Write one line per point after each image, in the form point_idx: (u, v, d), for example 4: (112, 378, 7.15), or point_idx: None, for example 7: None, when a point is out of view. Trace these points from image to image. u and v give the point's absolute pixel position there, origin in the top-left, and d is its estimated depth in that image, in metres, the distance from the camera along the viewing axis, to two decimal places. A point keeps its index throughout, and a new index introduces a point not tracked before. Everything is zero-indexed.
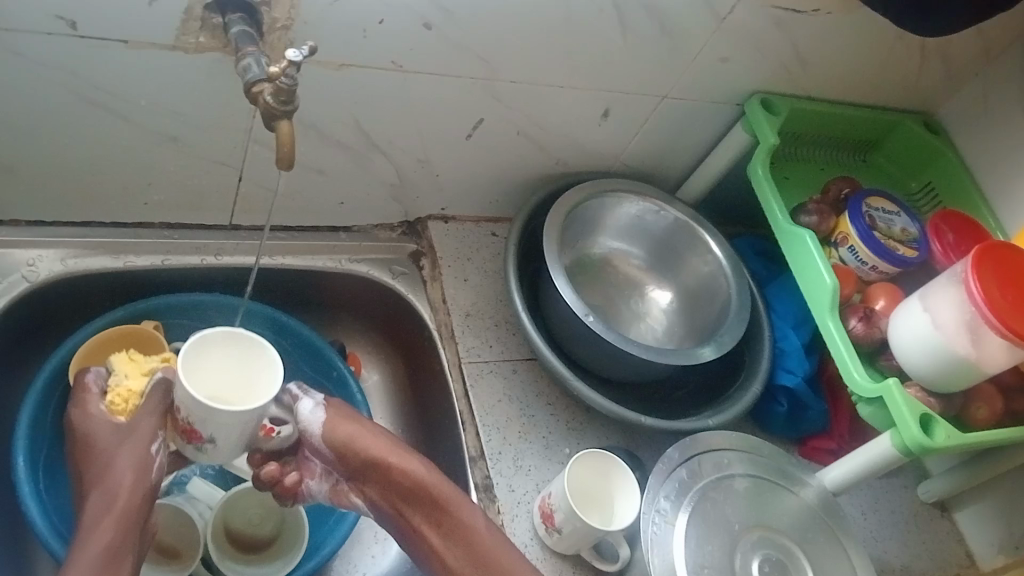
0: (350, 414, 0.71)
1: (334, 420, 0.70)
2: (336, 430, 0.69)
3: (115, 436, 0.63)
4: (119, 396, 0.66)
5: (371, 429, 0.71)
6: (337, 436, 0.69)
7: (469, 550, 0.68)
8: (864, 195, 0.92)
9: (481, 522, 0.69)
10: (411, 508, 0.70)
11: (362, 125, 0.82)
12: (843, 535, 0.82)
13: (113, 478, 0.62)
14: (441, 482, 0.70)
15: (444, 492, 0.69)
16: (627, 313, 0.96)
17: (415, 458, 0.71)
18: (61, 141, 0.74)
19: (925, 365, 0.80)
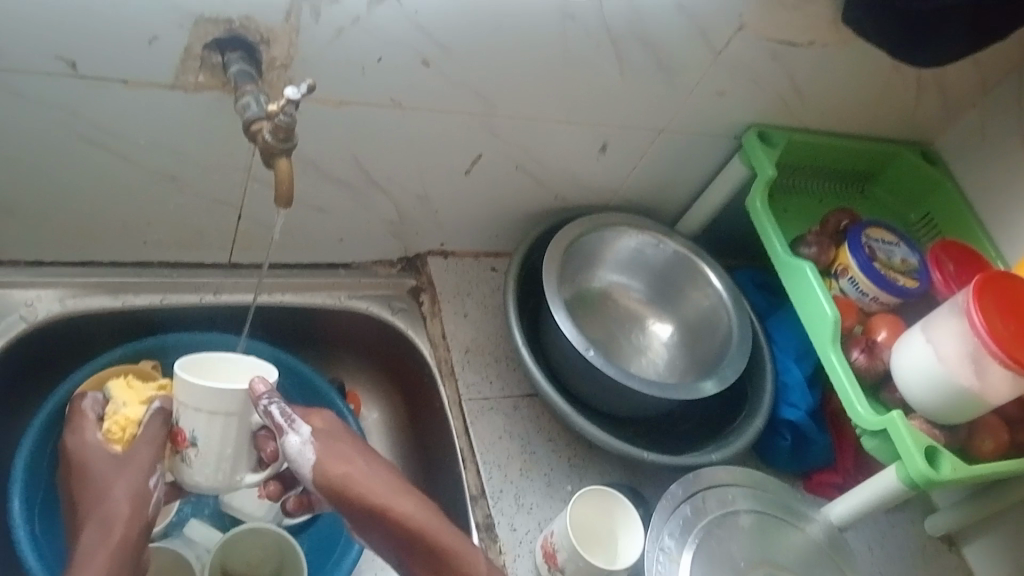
0: (346, 448, 0.65)
1: (327, 458, 0.63)
2: (330, 470, 0.63)
3: (112, 468, 0.64)
4: (117, 425, 0.67)
5: (369, 464, 0.65)
6: (331, 475, 0.63)
7: None
8: (863, 226, 0.93)
9: (485, 570, 0.64)
10: (410, 556, 0.64)
11: (361, 161, 0.82)
12: (850, 572, 0.80)
13: (110, 509, 0.61)
14: (440, 528, 0.64)
15: (444, 542, 0.63)
16: (628, 347, 0.96)
17: (411, 499, 0.64)
18: (61, 180, 0.75)
19: (929, 397, 0.79)
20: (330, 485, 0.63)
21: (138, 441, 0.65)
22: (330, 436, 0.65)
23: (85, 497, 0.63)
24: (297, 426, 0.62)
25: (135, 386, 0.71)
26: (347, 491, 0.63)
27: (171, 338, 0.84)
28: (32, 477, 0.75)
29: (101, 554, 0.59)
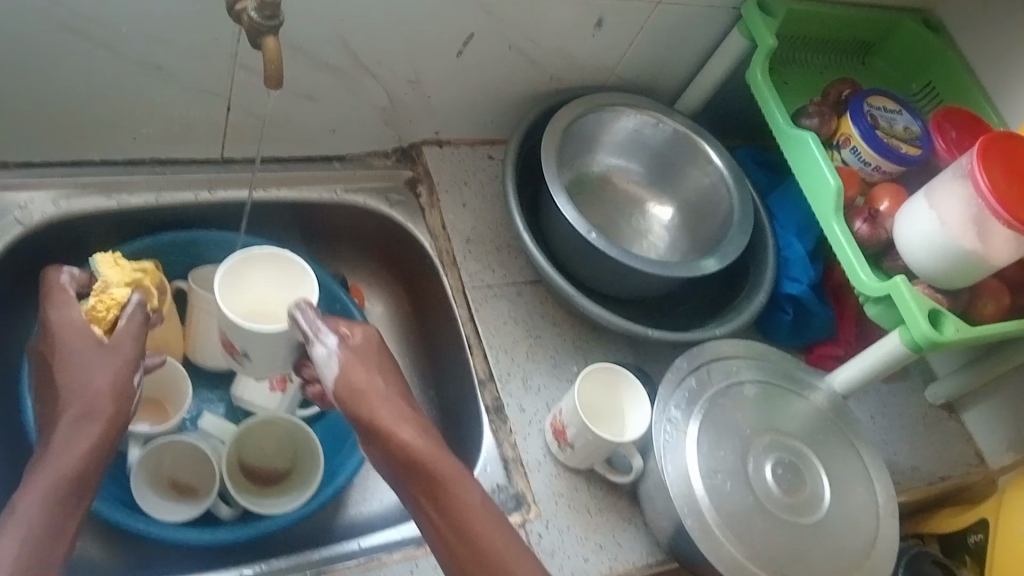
0: (370, 364, 0.66)
1: (349, 368, 0.65)
2: (348, 378, 0.65)
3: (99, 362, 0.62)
4: (103, 302, 0.66)
5: (390, 391, 0.66)
6: (349, 383, 0.64)
7: (464, 531, 0.60)
8: (864, 95, 0.91)
9: (479, 501, 0.61)
10: (404, 481, 0.63)
11: (350, 45, 0.80)
12: (853, 436, 0.82)
13: (92, 406, 0.60)
14: (437, 454, 0.62)
15: (441, 468, 0.62)
16: (629, 230, 0.96)
17: (409, 425, 0.63)
18: (44, 75, 0.72)
19: (932, 263, 0.79)
20: (344, 391, 0.64)
21: (126, 335, 0.64)
22: (357, 352, 0.66)
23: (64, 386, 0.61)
24: (324, 337, 0.64)
25: (121, 265, 0.70)
26: (357, 403, 0.64)
27: (170, 237, 0.83)
28: None
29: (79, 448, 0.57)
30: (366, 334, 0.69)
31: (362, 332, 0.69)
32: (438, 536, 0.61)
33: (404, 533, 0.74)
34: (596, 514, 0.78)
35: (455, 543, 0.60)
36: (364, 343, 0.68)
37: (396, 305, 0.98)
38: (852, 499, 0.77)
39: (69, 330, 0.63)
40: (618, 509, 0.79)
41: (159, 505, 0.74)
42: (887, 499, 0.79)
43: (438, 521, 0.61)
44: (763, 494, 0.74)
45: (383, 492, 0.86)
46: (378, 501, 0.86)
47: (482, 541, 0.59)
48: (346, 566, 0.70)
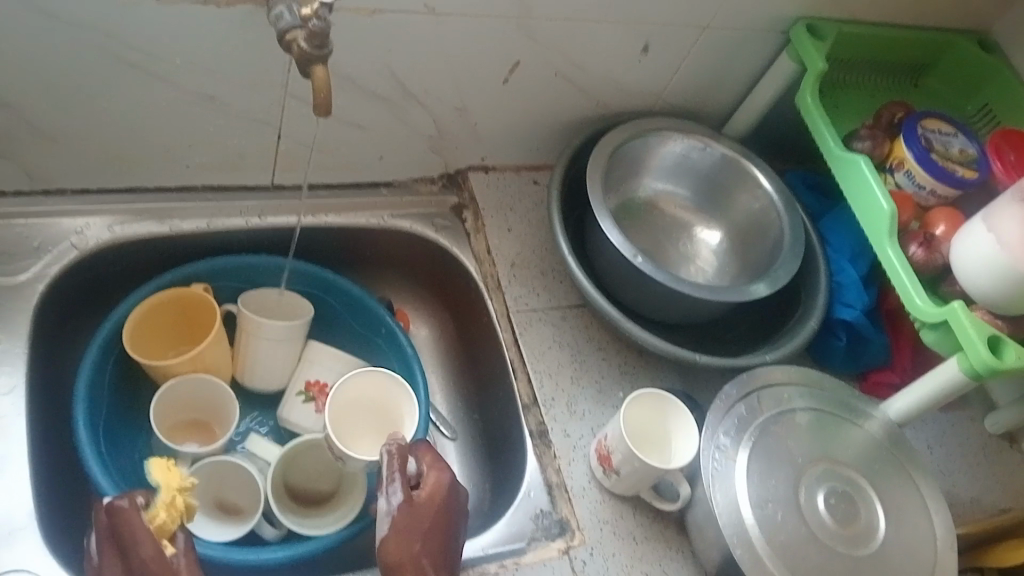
0: (425, 528, 0.63)
1: (400, 533, 0.62)
2: (397, 544, 0.61)
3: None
4: (165, 514, 0.62)
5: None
6: (394, 551, 0.61)
7: None
8: (918, 117, 0.89)
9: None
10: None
11: (397, 74, 0.81)
12: (911, 466, 0.79)
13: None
14: None
15: None
16: (676, 255, 0.95)
17: None
18: (102, 105, 0.75)
19: (991, 288, 0.76)
20: (389, 558, 0.61)
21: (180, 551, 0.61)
22: (418, 511, 0.64)
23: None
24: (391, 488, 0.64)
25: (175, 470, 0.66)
26: None
27: (221, 262, 0.85)
28: (96, 397, 0.77)
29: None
30: (438, 486, 0.66)
31: (434, 480, 0.66)
32: None
33: None
34: (642, 543, 0.77)
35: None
36: (431, 500, 0.65)
37: (441, 330, 0.99)
38: (910, 532, 0.75)
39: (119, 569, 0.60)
40: (665, 538, 0.78)
41: (206, 525, 0.75)
42: (946, 532, 0.76)
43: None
44: (816, 524, 0.72)
45: None
46: None
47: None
48: None
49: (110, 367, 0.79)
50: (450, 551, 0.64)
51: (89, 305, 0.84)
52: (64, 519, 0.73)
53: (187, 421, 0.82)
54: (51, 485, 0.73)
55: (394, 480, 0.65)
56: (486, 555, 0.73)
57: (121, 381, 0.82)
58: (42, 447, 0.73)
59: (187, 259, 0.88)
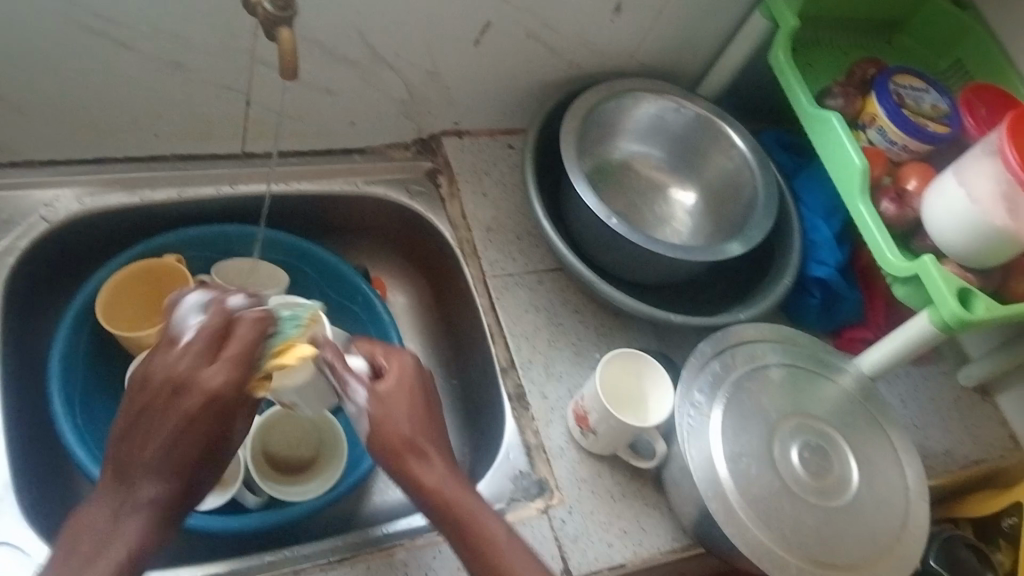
0: (410, 406, 0.64)
1: (387, 421, 0.63)
2: (392, 430, 0.63)
3: (183, 413, 0.56)
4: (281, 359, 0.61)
5: (430, 447, 0.64)
6: (390, 437, 0.63)
7: None
8: (891, 74, 0.89)
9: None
10: (439, 520, 0.62)
11: (366, 37, 0.80)
12: (883, 419, 0.80)
13: (171, 463, 0.56)
14: (461, 494, 0.62)
15: (468, 508, 0.62)
16: (652, 217, 0.95)
17: (431, 462, 0.63)
18: (66, 75, 0.74)
19: (962, 242, 0.77)
20: (389, 443, 0.63)
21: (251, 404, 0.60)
22: (393, 396, 0.64)
23: (144, 430, 0.56)
24: (353, 392, 0.64)
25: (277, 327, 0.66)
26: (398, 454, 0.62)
27: (194, 232, 0.85)
28: (70, 369, 0.77)
29: (130, 546, 0.54)
30: (404, 371, 0.66)
31: (397, 366, 0.66)
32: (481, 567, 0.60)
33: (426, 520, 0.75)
34: (620, 501, 0.78)
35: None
36: (400, 383, 0.65)
37: (419, 296, 0.99)
38: (882, 482, 0.76)
39: (176, 370, 0.56)
40: (643, 496, 0.79)
41: None
42: (917, 482, 0.78)
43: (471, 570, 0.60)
44: (789, 477, 0.73)
45: None
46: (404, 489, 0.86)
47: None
48: (372, 552, 0.71)
49: (84, 340, 0.79)
50: (437, 425, 0.65)
51: (62, 277, 0.84)
52: (42, 490, 0.73)
53: None
54: (26, 456, 0.73)
55: (352, 378, 0.65)
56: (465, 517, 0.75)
57: (97, 353, 0.82)
58: (17, 419, 0.73)
59: (160, 229, 0.88)
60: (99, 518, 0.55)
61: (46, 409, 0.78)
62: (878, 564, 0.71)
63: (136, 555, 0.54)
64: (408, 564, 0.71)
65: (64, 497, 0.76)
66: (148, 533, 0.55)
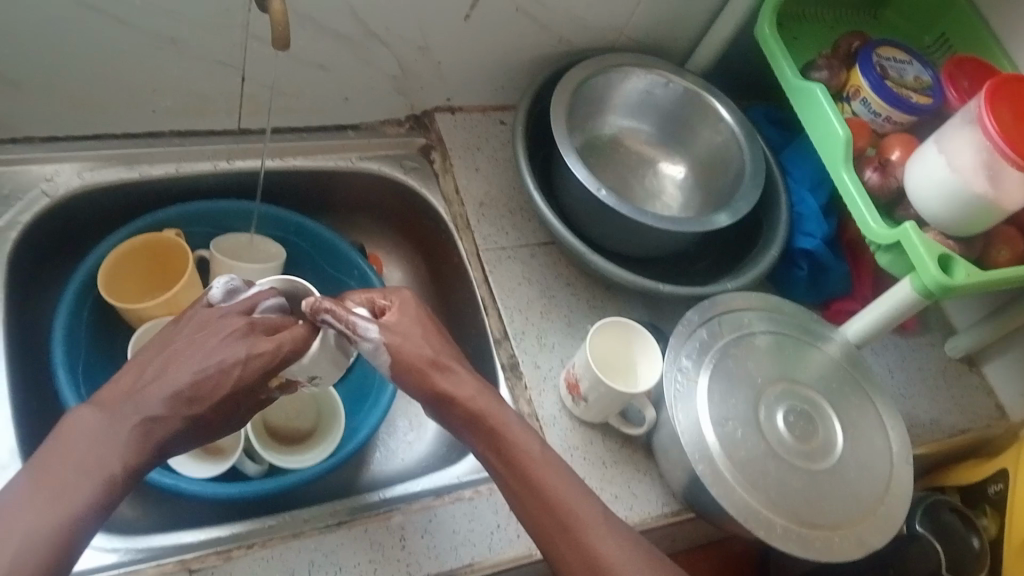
0: (422, 331, 0.67)
1: (405, 346, 0.65)
2: (414, 352, 0.65)
3: (232, 358, 0.59)
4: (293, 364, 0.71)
5: (453, 361, 0.67)
6: (412, 358, 0.65)
7: (534, 497, 0.63)
8: (874, 47, 0.91)
9: (596, 513, 0.63)
10: (474, 432, 0.65)
11: (357, 12, 0.81)
12: (868, 386, 0.82)
13: (185, 394, 0.58)
14: (490, 407, 0.65)
15: (495, 420, 0.65)
16: (643, 191, 0.97)
17: (457, 376, 0.66)
18: (64, 50, 0.75)
19: (944, 210, 0.79)
20: (414, 364, 0.65)
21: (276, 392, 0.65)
22: (404, 325, 0.66)
23: (178, 359, 0.59)
24: (367, 331, 0.63)
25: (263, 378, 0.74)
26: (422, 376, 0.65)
27: (192, 207, 0.86)
28: (72, 341, 0.79)
29: (114, 465, 0.55)
30: (405, 301, 0.68)
31: (398, 302, 0.68)
32: (513, 474, 0.64)
33: (421, 487, 0.77)
34: (611, 466, 0.80)
35: (551, 522, 0.62)
36: (404, 312, 0.67)
37: (414, 271, 1.00)
38: (866, 446, 0.78)
39: (241, 324, 0.61)
40: (633, 461, 0.81)
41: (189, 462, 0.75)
42: (901, 446, 0.79)
43: (512, 479, 0.64)
44: (774, 440, 0.75)
45: (403, 451, 0.89)
46: (400, 459, 0.88)
47: (565, 512, 0.62)
48: (369, 517, 0.72)
49: (84, 312, 0.81)
50: (451, 344, 0.68)
51: (63, 251, 0.85)
52: None
53: None
54: (29, 425, 0.75)
55: (360, 319, 0.63)
56: (460, 482, 0.78)
57: (97, 327, 0.83)
58: (21, 390, 0.75)
59: (158, 204, 0.89)
60: (92, 431, 0.55)
61: (48, 381, 0.80)
62: (862, 523, 0.73)
63: (117, 474, 0.55)
64: (404, 527, 0.72)
65: None
66: (134, 455, 0.55)
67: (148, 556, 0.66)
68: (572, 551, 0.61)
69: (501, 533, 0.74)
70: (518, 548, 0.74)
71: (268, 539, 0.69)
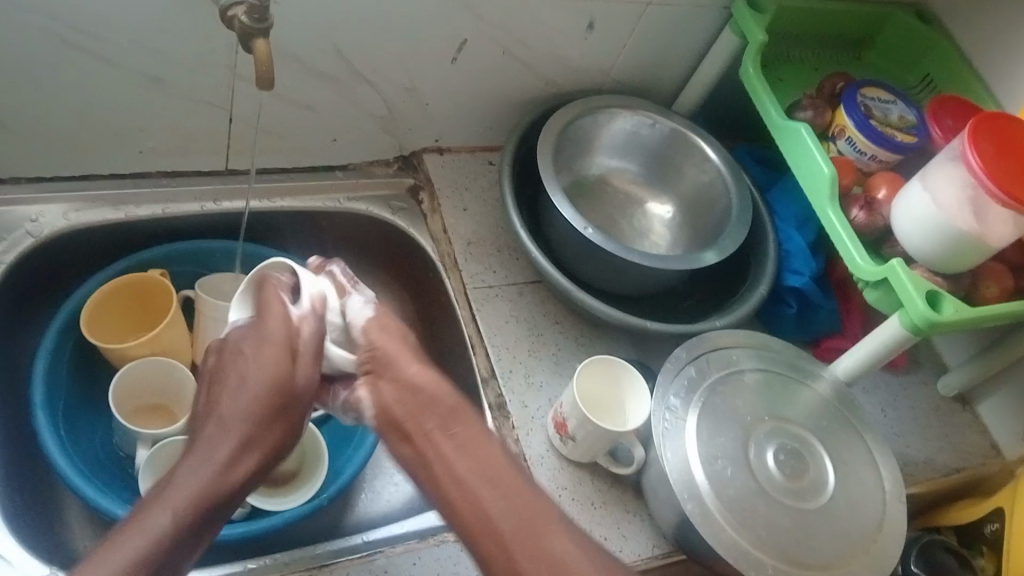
0: (393, 331, 0.72)
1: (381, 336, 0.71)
2: (386, 346, 0.71)
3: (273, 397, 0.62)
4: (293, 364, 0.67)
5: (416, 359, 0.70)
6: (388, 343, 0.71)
7: (478, 461, 0.64)
8: (858, 87, 0.92)
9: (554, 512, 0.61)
10: (414, 418, 0.67)
11: (345, 53, 0.82)
12: (858, 423, 0.81)
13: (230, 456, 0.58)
14: (443, 391, 0.69)
15: (452, 405, 0.68)
16: (631, 230, 0.97)
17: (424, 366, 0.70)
18: (51, 91, 0.75)
19: (931, 246, 0.78)
20: (378, 356, 0.70)
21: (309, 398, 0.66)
22: (387, 325, 0.73)
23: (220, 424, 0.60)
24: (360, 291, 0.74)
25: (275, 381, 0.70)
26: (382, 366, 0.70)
27: (178, 248, 0.86)
28: (53, 381, 0.78)
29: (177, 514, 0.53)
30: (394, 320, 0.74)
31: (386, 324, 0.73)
32: (445, 465, 0.64)
33: (407, 528, 0.74)
34: (600, 507, 0.78)
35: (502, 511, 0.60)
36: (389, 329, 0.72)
37: (402, 311, 0.99)
38: (857, 485, 0.77)
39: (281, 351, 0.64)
40: (623, 502, 0.79)
41: None
42: (893, 485, 0.78)
43: (459, 464, 0.64)
44: (764, 478, 0.73)
45: (389, 493, 0.87)
46: (386, 501, 0.87)
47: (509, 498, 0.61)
48: (352, 560, 0.70)
49: (66, 352, 0.80)
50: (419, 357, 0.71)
51: (46, 293, 0.85)
52: (24, 503, 0.74)
53: (150, 405, 0.82)
54: (7, 468, 0.73)
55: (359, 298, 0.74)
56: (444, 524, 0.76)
57: (79, 367, 0.82)
58: None
59: (143, 245, 0.89)
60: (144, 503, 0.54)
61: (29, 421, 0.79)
62: (855, 563, 0.72)
63: (190, 517, 0.54)
64: (387, 570, 0.70)
65: (46, 510, 0.76)
66: (204, 503, 0.55)
67: None
68: (522, 544, 0.59)
69: None
70: None
71: None
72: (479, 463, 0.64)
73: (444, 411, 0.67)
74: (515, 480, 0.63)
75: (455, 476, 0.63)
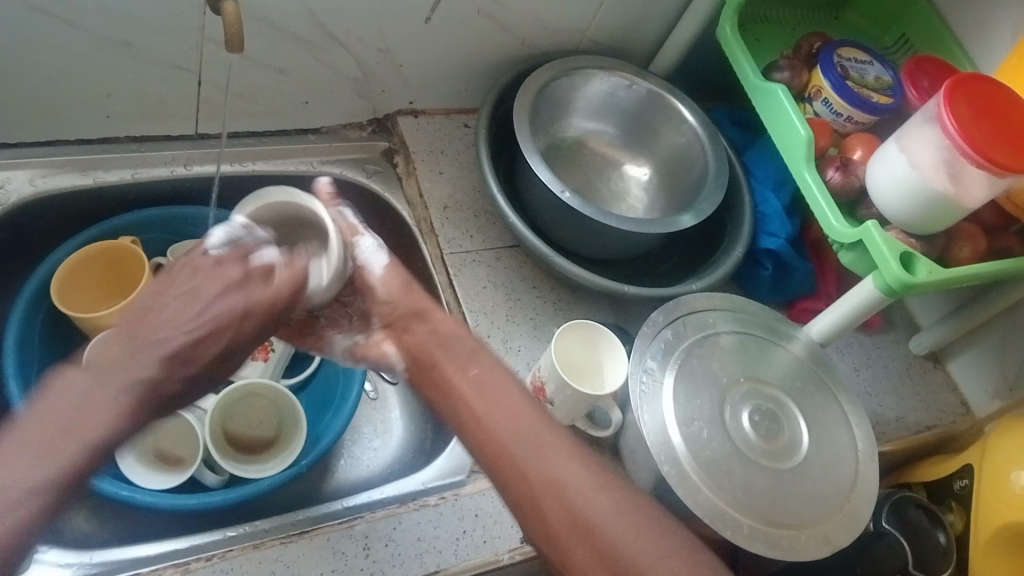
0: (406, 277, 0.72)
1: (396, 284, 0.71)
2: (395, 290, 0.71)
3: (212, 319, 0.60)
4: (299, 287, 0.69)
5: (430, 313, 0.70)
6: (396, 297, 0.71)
7: (496, 400, 0.64)
8: (835, 47, 0.91)
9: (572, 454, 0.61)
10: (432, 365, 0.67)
11: (315, 15, 0.80)
12: (832, 384, 0.82)
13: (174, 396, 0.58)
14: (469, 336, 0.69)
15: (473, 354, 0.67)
16: (608, 193, 0.97)
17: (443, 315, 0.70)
18: (11, 54, 0.73)
19: (907, 207, 0.79)
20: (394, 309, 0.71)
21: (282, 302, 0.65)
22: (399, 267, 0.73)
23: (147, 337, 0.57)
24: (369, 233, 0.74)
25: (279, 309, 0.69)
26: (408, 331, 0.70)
27: (147, 214, 0.85)
28: (24, 352, 0.77)
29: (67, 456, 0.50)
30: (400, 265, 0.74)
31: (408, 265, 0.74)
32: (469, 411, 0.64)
33: (387, 493, 0.76)
34: None
35: (519, 449, 0.61)
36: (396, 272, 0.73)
37: None
38: (831, 445, 0.78)
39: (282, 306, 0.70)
40: (601, 465, 0.80)
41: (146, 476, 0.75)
42: (866, 444, 0.80)
43: (479, 415, 0.63)
44: (739, 440, 0.74)
45: (368, 458, 0.87)
46: (366, 466, 0.87)
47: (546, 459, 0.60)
48: (332, 526, 0.70)
49: (38, 324, 0.79)
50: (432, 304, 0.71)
51: (12, 263, 0.83)
52: None
53: None
54: None
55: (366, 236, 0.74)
56: (426, 488, 0.77)
57: (51, 337, 0.81)
58: None
59: (113, 211, 0.88)
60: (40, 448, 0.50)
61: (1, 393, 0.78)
62: (828, 522, 0.73)
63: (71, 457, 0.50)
64: (367, 536, 0.71)
65: None
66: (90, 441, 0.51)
67: (104, 570, 0.64)
68: (552, 502, 0.58)
69: (466, 540, 0.73)
70: (484, 555, 0.72)
71: (227, 552, 0.67)
72: (509, 412, 0.63)
73: (463, 352, 0.67)
74: (553, 438, 0.61)
75: (466, 411, 0.64)
